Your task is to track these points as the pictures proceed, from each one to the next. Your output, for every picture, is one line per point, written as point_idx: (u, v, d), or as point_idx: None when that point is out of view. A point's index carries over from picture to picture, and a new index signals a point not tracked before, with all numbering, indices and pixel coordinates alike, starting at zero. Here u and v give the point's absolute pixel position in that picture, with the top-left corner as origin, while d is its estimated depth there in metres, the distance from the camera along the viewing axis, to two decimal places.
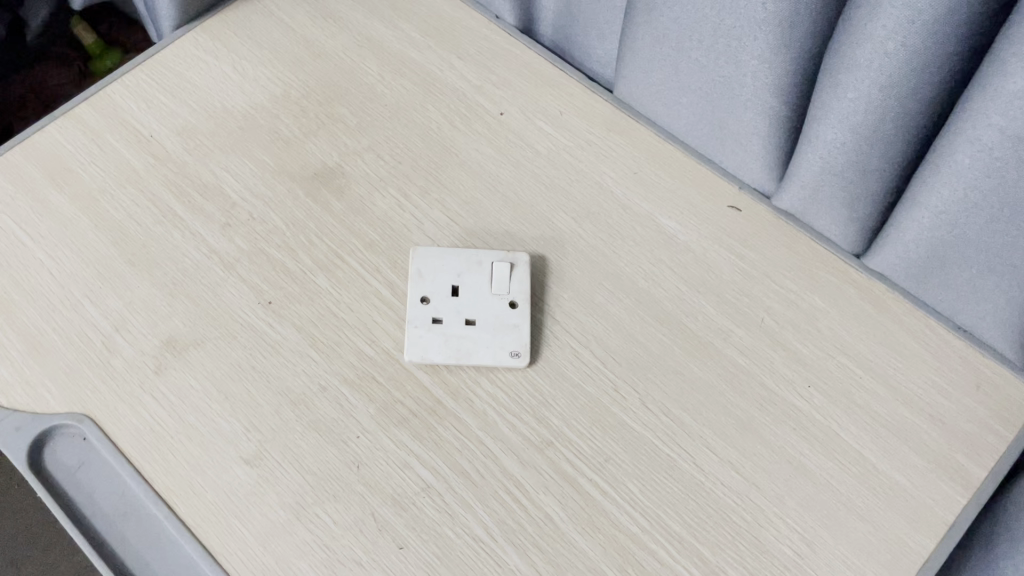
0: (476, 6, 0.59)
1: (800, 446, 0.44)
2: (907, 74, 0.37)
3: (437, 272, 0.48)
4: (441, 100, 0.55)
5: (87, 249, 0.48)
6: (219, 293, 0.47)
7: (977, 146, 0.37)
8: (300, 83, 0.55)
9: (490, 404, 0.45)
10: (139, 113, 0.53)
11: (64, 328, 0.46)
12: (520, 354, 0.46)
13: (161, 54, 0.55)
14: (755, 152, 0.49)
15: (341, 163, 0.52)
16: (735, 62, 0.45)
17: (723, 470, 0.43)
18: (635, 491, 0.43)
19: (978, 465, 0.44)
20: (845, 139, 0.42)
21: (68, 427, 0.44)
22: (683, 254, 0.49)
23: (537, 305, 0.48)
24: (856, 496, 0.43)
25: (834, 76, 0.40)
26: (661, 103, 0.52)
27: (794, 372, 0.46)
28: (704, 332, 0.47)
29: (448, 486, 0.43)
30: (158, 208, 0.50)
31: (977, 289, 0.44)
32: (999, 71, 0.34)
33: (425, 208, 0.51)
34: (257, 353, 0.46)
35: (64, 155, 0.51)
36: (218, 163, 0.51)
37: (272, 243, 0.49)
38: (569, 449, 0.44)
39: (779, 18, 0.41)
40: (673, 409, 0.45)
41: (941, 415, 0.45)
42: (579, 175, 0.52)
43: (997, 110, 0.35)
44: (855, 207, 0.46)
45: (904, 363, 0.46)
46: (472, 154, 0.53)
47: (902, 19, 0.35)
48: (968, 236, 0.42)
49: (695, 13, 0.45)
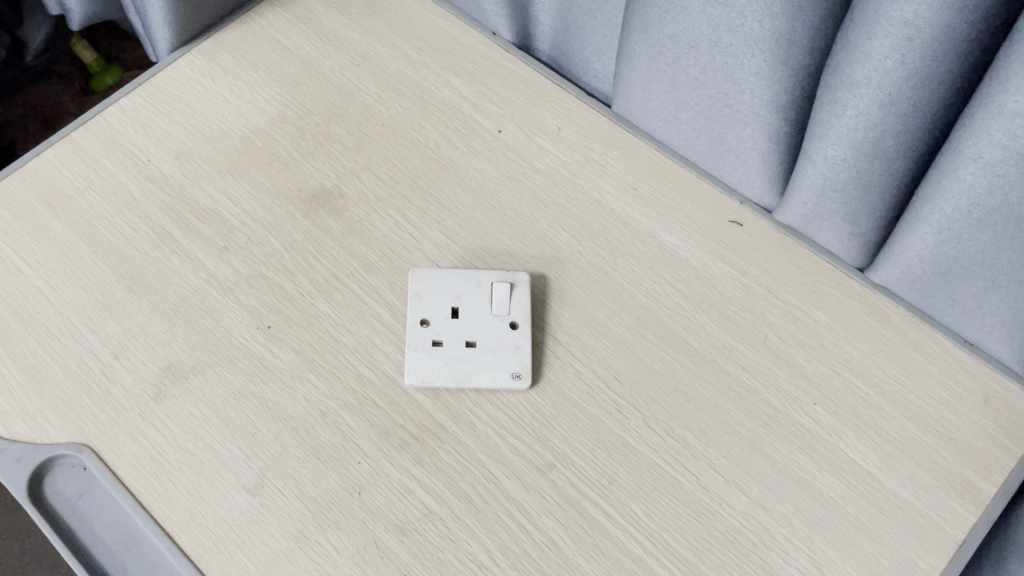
0: (473, 23, 0.58)
1: (806, 465, 0.43)
2: (907, 92, 0.37)
3: (437, 293, 0.48)
4: (438, 118, 0.54)
5: (86, 276, 0.48)
6: (218, 319, 0.47)
7: (979, 163, 0.37)
8: (297, 103, 0.55)
9: (493, 427, 0.45)
10: (136, 137, 0.53)
11: (63, 357, 0.46)
12: (522, 375, 0.45)
13: (157, 77, 0.55)
14: (755, 167, 0.49)
15: (339, 184, 0.52)
16: (732, 78, 0.45)
17: (728, 490, 0.43)
18: (639, 513, 0.42)
19: (987, 481, 0.43)
20: (845, 155, 0.42)
21: (68, 457, 0.44)
22: (685, 270, 0.49)
23: (537, 325, 0.48)
24: (864, 515, 0.42)
25: (833, 93, 0.40)
26: (659, 119, 0.52)
27: (799, 389, 0.45)
28: (707, 351, 0.47)
29: (450, 511, 0.42)
30: (156, 233, 0.50)
31: (983, 304, 0.44)
32: (999, 90, 0.34)
33: (424, 229, 0.50)
34: (257, 379, 0.45)
35: (62, 181, 0.51)
36: (216, 186, 0.51)
37: (271, 266, 0.49)
38: (572, 471, 0.43)
39: (776, 35, 0.41)
40: (677, 429, 0.44)
41: (949, 430, 0.44)
42: (579, 193, 0.52)
43: (999, 128, 0.35)
44: (858, 222, 0.46)
45: (912, 378, 0.46)
46: (471, 172, 0.52)
47: (900, 38, 0.35)
48: (972, 251, 0.41)
49: (691, 30, 0.45)
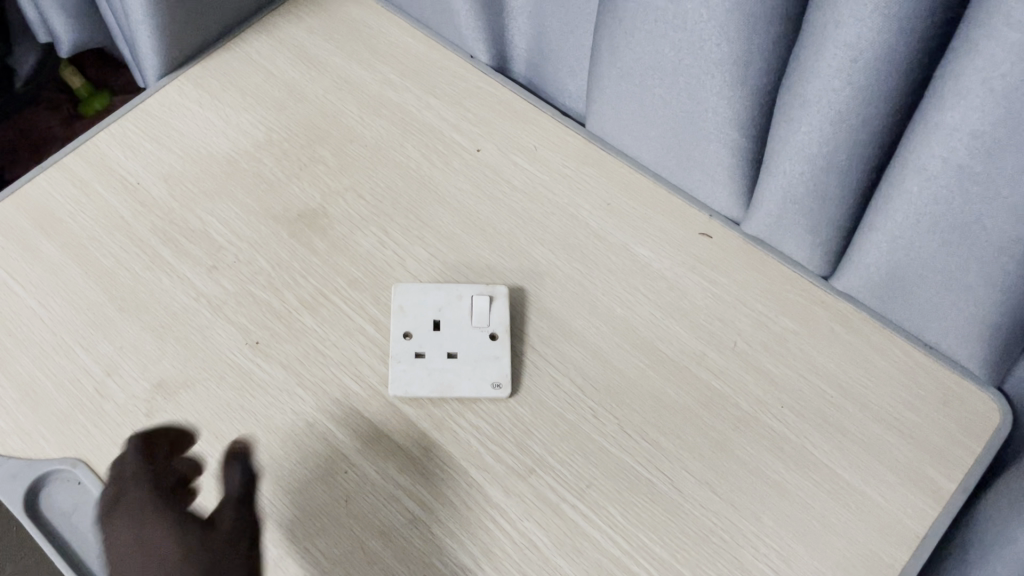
0: (451, 48, 0.61)
1: (774, 465, 0.45)
2: (855, 109, 0.39)
3: (418, 306, 0.50)
4: (418, 138, 0.56)
5: (78, 296, 0.50)
6: (207, 335, 0.49)
7: (923, 175, 0.39)
8: (282, 127, 0.57)
9: (474, 434, 0.46)
10: (125, 161, 0.55)
11: (57, 375, 0.48)
12: (501, 384, 0.47)
13: (145, 103, 0.57)
14: (722, 182, 0.51)
15: (323, 204, 0.54)
16: (696, 98, 0.47)
17: (701, 490, 0.45)
18: (616, 514, 0.44)
19: (947, 478, 0.45)
20: (803, 169, 0.44)
21: (63, 472, 0.45)
22: (658, 281, 0.51)
23: (515, 335, 0.49)
24: (831, 512, 0.44)
25: (788, 111, 0.42)
26: (630, 137, 0.54)
27: (766, 393, 0.47)
28: (679, 357, 0.49)
29: (434, 516, 0.44)
30: (146, 253, 0.51)
31: (938, 308, 0.46)
32: (937, 106, 0.36)
33: (406, 245, 0.52)
34: (245, 393, 0.47)
35: (54, 205, 0.53)
36: (203, 208, 0.53)
37: (257, 284, 0.51)
38: (551, 476, 0.45)
39: (733, 58, 0.43)
40: (651, 433, 0.46)
41: (910, 429, 0.46)
42: (555, 209, 0.54)
43: (939, 142, 0.37)
44: (819, 233, 0.48)
45: (875, 380, 0.48)
46: (451, 190, 0.54)
47: (845, 59, 0.37)
48: (924, 258, 0.44)
49: (655, 53, 0.47)
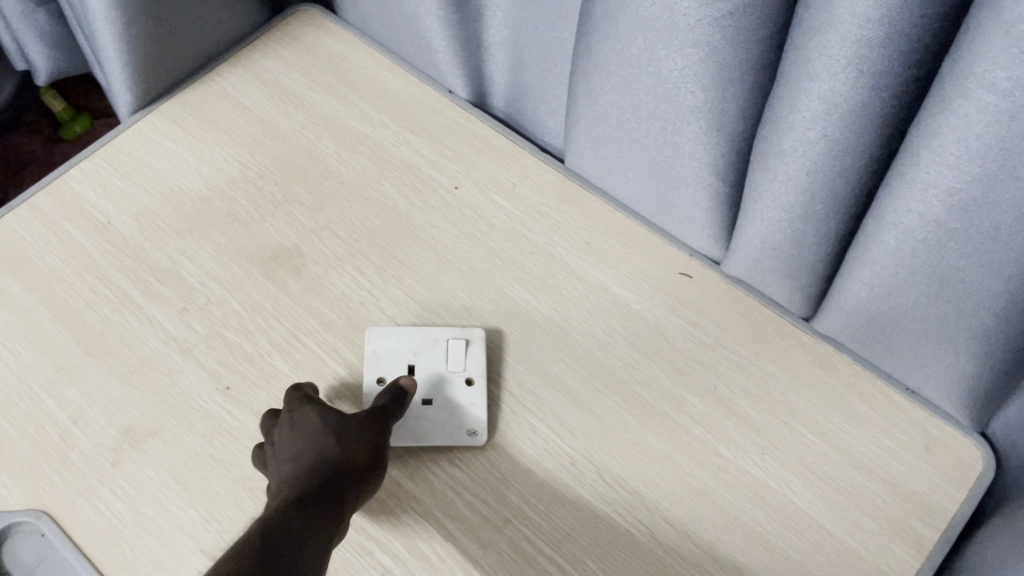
0: (430, 83, 0.60)
1: (755, 514, 0.45)
2: (831, 161, 0.38)
3: (392, 351, 0.49)
4: (396, 175, 0.56)
5: (45, 340, 0.49)
6: (177, 380, 0.48)
7: (900, 228, 0.38)
8: (256, 164, 0.56)
9: (448, 484, 0.45)
10: (96, 200, 0.54)
11: (21, 423, 0.46)
12: (478, 432, 0.46)
13: (118, 139, 0.56)
14: (701, 224, 0.50)
15: (298, 243, 0.53)
16: (672, 143, 0.46)
17: (680, 540, 0.44)
18: (593, 567, 0.43)
19: (931, 527, 0.44)
20: (780, 216, 0.43)
21: (25, 524, 0.44)
22: (637, 322, 0.50)
23: (492, 379, 0.49)
24: (812, 563, 0.43)
25: (764, 159, 0.41)
26: (608, 177, 0.53)
27: (747, 439, 0.47)
28: (659, 402, 0.48)
29: (407, 570, 0.43)
30: (116, 295, 0.50)
31: (919, 355, 0.45)
32: (913, 163, 0.35)
33: (382, 286, 0.51)
34: (214, 441, 0.46)
35: (22, 245, 0.52)
36: (175, 248, 0.52)
37: (229, 326, 0.50)
38: (527, 526, 0.44)
39: (709, 105, 0.42)
40: (630, 481, 0.45)
41: (893, 476, 0.45)
42: (534, 248, 0.53)
43: (915, 197, 0.36)
44: (798, 278, 0.47)
45: (857, 425, 0.47)
46: (428, 229, 0.54)
47: (819, 112, 0.36)
48: (904, 307, 0.43)
49: (630, 98, 0.46)
